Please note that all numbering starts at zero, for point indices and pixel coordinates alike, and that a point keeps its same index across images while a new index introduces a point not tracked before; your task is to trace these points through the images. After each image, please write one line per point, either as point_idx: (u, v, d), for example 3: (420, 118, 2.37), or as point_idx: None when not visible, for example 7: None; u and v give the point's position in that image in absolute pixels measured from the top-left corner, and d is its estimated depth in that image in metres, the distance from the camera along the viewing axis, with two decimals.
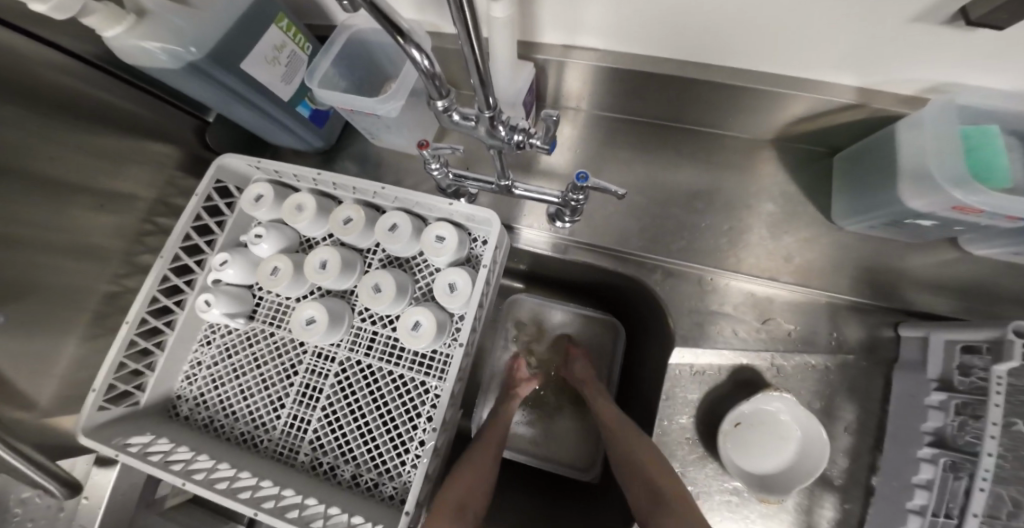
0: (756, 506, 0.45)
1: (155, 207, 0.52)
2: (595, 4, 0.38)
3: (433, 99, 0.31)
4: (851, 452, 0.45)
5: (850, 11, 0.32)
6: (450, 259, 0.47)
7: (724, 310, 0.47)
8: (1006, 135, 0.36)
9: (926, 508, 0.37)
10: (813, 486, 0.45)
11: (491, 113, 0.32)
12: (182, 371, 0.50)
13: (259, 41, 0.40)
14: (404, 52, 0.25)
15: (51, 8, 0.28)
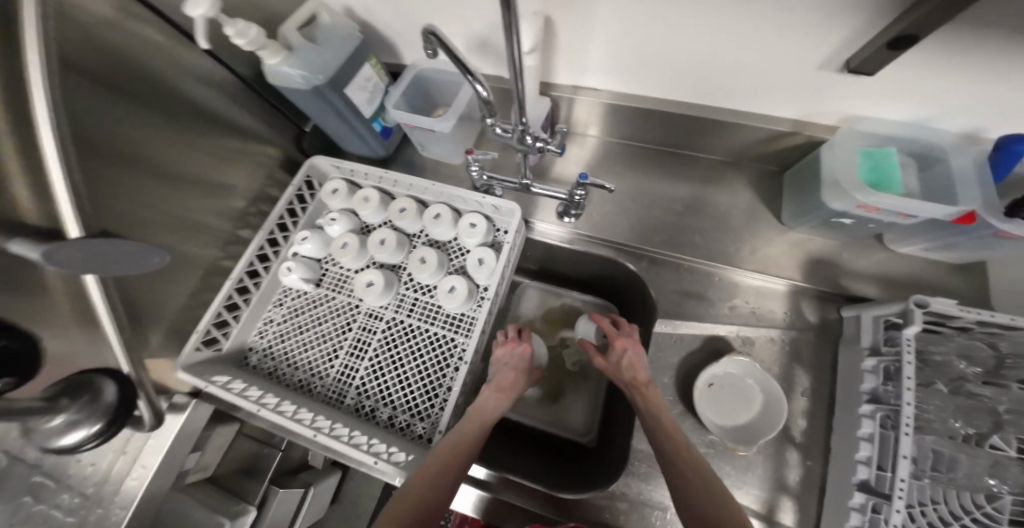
0: (729, 460, 0.51)
1: (259, 195, 0.66)
2: (596, 57, 0.54)
3: (484, 117, 0.46)
4: (810, 413, 0.52)
5: (773, 61, 0.46)
6: (479, 241, 0.60)
7: (699, 291, 0.58)
8: (904, 155, 0.49)
9: (870, 459, 0.44)
10: (777, 443, 0.52)
11: (524, 127, 0.46)
12: (255, 327, 0.61)
13: (357, 74, 0.56)
14: (471, 85, 0.41)
15: (245, 42, 0.46)
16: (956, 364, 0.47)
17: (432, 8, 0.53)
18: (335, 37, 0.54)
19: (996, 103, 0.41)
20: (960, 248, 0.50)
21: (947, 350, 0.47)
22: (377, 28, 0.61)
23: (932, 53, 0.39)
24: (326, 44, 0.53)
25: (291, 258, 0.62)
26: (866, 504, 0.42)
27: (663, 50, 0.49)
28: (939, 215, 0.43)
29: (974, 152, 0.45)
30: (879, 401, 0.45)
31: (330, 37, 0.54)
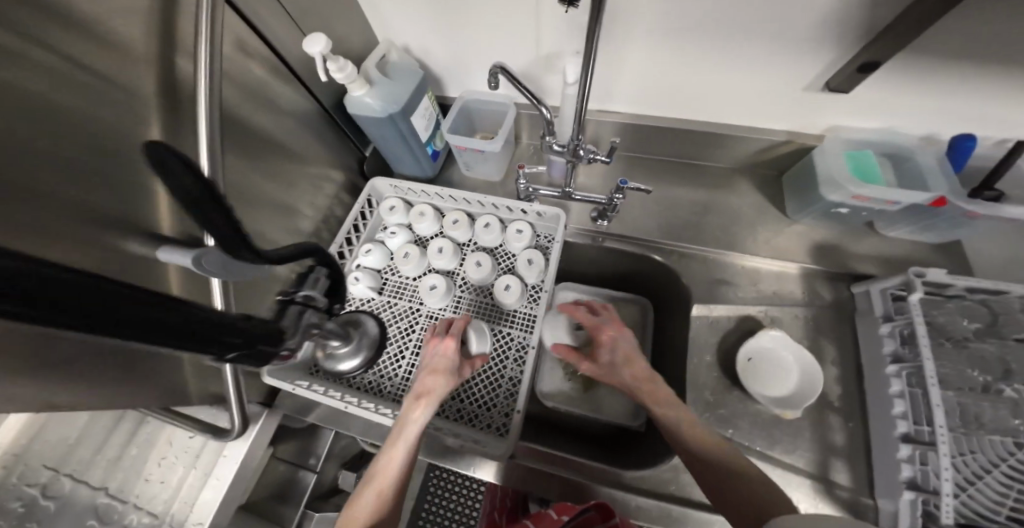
0: (782, 432, 0.56)
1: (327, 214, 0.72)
2: (621, 85, 0.65)
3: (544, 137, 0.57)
4: (840, 379, 0.58)
5: (771, 84, 0.57)
6: (526, 245, 0.67)
7: (726, 278, 0.66)
8: (880, 156, 0.60)
9: (906, 413, 0.49)
10: (818, 410, 0.57)
11: (578, 143, 0.56)
12: (325, 335, 0.65)
13: (420, 104, 0.64)
14: (539, 110, 0.52)
15: (342, 76, 0.54)
16: (961, 323, 0.52)
17: (485, 49, 0.64)
18: (401, 74, 0.63)
19: (946, 109, 0.53)
20: (943, 230, 0.59)
21: (953, 318, 0.52)
22: (431, 67, 0.72)
23: (896, 73, 0.50)
24: (395, 79, 0.62)
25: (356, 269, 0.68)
26: (914, 455, 0.46)
27: (678, 81, 0.61)
28: (914, 201, 0.53)
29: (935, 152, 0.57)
30: (901, 360, 0.51)
31: (398, 74, 0.63)
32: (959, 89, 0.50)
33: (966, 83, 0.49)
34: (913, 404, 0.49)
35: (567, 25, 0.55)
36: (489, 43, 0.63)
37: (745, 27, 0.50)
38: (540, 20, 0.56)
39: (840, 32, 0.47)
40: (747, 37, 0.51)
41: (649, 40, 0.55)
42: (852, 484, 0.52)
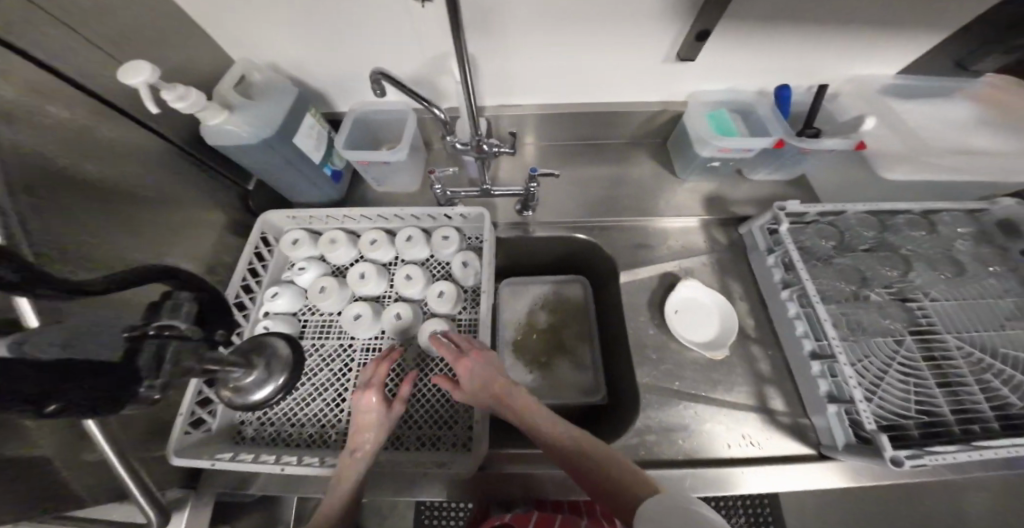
0: (719, 373, 0.61)
1: (212, 262, 0.61)
2: (513, 78, 0.66)
3: (445, 137, 0.55)
4: (751, 311, 0.65)
5: (637, 62, 0.62)
6: (455, 249, 0.65)
7: (644, 242, 0.72)
8: (733, 112, 0.69)
9: (808, 333, 0.55)
10: (741, 340, 0.63)
11: (479, 138, 0.56)
12: (243, 397, 0.58)
13: (301, 122, 0.57)
14: (432, 110, 0.50)
15: (184, 104, 0.45)
16: (823, 244, 0.61)
17: (364, 55, 0.60)
18: (267, 91, 0.55)
19: (778, 65, 0.63)
20: (793, 166, 0.70)
21: (824, 243, 0.61)
22: (308, 81, 0.65)
23: (729, 42, 0.58)
24: (261, 98, 0.54)
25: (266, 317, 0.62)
26: (824, 369, 0.52)
27: (561, 68, 0.64)
28: (762, 146, 0.61)
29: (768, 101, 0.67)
30: (789, 284, 0.59)
31: (263, 91, 0.55)
32: (777, 48, 0.60)
33: (781, 41, 0.59)
34: (810, 322, 0.55)
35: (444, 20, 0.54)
36: (368, 49, 0.59)
37: (607, 10, 0.53)
38: (415, 18, 0.54)
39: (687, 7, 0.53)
40: (613, 19, 0.55)
41: (528, 31, 0.57)
42: (788, 408, 0.57)
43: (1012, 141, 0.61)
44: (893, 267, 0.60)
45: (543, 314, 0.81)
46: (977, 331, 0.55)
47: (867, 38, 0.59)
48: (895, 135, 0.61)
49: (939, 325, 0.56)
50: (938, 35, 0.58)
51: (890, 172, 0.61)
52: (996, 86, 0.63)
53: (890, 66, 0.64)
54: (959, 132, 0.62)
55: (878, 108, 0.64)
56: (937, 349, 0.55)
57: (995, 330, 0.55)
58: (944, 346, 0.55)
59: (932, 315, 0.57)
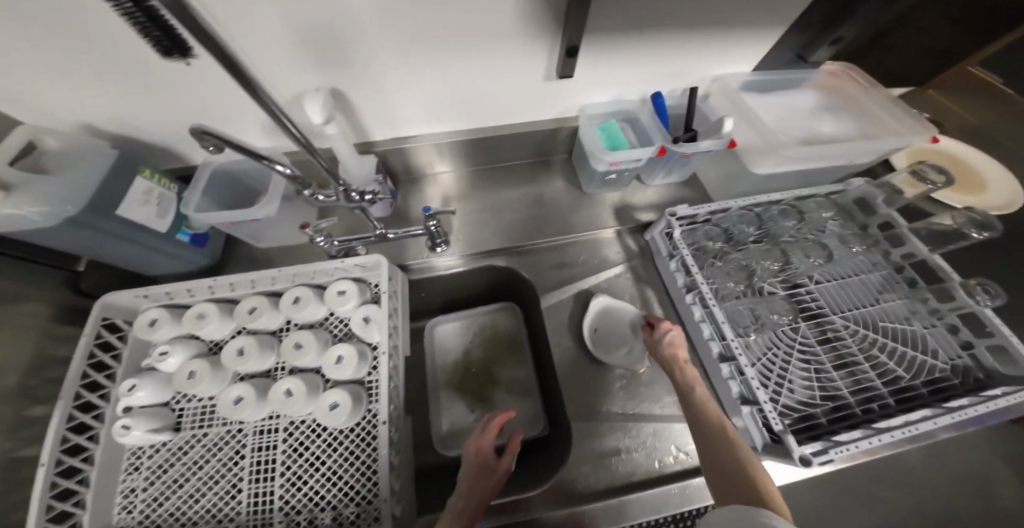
0: (644, 387, 0.61)
1: (34, 368, 0.49)
2: (394, 110, 0.60)
3: (300, 192, 0.45)
4: (667, 317, 0.66)
5: (520, 81, 0.60)
6: (355, 304, 0.56)
7: (560, 262, 0.70)
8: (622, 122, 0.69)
9: (714, 335, 0.56)
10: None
11: (344, 187, 0.46)
12: (116, 504, 0.50)
13: (129, 189, 0.48)
14: (269, 168, 0.40)
15: None
16: (716, 244, 0.64)
17: (198, 103, 0.51)
18: (70, 157, 0.45)
19: (656, 71, 0.64)
20: (687, 169, 0.71)
21: (719, 243, 0.64)
22: (136, 138, 0.54)
23: (601, 55, 0.58)
24: (61, 167, 0.44)
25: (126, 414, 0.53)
26: (732, 370, 0.53)
27: (435, 93, 0.59)
28: (646, 155, 0.62)
29: (648, 109, 0.68)
30: (692, 288, 0.59)
31: (64, 158, 0.45)
32: (643, 55, 0.60)
33: (648, 48, 0.58)
34: (713, 324, 0.56)
35: (283, 57, 0.47)
36: (197, 96, 0.50)
37: (462, 30, 0.49)
38: (244, 54, 0.46)
39: (551, 29, 0.52)
40: (476, 43, 0.52)
41: (383, 58, 0.51)
42: None
43: (849, 124, 0.67)
44: (772, 261, 0.63)
45: (473, 349, 0.76)
46: (859, 309, 0.62)
47: (720, 40, 0.60)
48: (753, 128, 0.61)
49: (826, 307, 0.63)
50: (773, 35, 0.62)
51: (757, 165, 0.60)
52: (833, 79, 0.71)
53: (743, 64, 0.67)
54: (808, 122, 0.66)
55: (735, 109, 0.65)
56: (830, 331, 0.61)
57: (873, 306, 0.62)
58: (835, 328, 0.61)
59: (820, 298, 0.63)
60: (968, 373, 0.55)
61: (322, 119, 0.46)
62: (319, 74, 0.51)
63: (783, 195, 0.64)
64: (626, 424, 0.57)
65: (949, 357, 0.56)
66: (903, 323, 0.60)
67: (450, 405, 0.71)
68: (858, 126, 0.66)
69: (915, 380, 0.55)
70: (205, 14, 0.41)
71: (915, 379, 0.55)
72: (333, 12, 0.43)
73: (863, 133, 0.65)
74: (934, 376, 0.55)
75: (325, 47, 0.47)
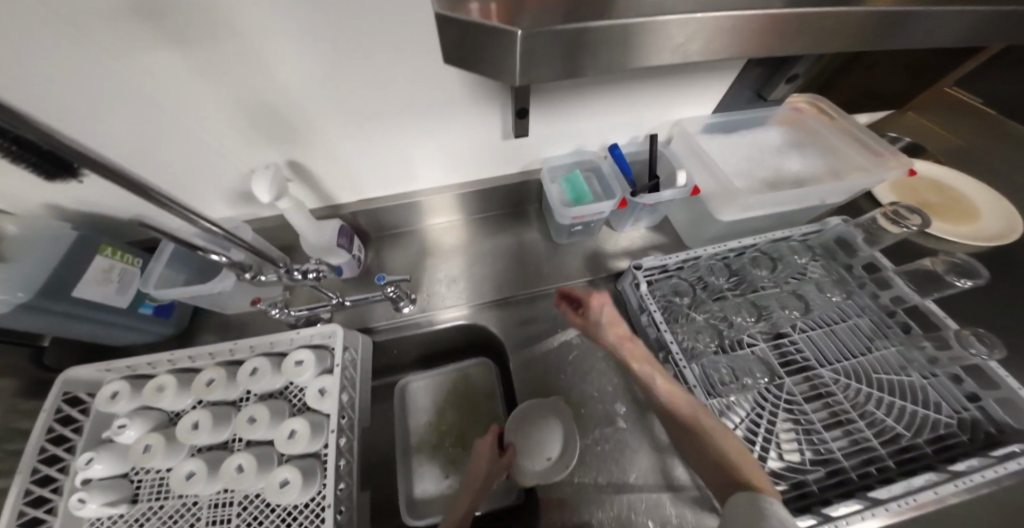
0: (618, 454, 0.56)
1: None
2: (356, 174, 0.61)
3: (241, 275, 0.44)
4: (643, 373, 0.62)
5: (477, 139, 0.61)
6: (314, 373, 0.57)
7: (532, 317, 0.68)
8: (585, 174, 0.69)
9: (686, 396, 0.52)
10: (639, 409, 0.59)
11: (286, 267, 0.46)
12: None
13: (86, 269, 0.50)
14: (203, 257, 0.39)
15: None
16: (687, 295, 0.61)
17: (155, 179, 0.52)
18: (30, 244, 0.47)
19: (615, 122, 0.64)
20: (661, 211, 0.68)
21: (689, 293, 0.61)
22: (105, 215, 0.56)
23: (554, 112, 0.59)
24: (18, 254, 0.46)
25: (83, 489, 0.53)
26: None
27: (387, 154, 0.59)
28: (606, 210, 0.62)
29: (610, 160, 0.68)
30: (663, 345, 0.56)
31: (23, 246, 0.47)
32: (593, 106, 0.60)
33: (601, 102, 0.59)
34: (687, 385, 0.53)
35: (232, 131, 0.49)
36: (154, 174, 0.51)
37: (404, 95, 0.50)
38: (194, 133, 0.48)
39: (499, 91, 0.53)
40: (421, 107, 0.53)
41: (331, 126, 0.52)
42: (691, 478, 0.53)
43: (815, 162, 0.63)
44: (747, 316, 0.60)
45: (447, 408, 0.73)
46: (847, 358, 0.57)
47: (672, 89, 0.60)
48: (712, 174, 0.58)
49: (813, 358, 0.58)
50: (727, 77, 0.61)
51: (720, 211, 0.58)
52: (794, 113, 0.70)
53: (704, 106, 0.66)
54: (772, 161, 0.63)
55: (693, 152, 0.63)
56: (818, 383, 0.56)
57: (862, 355, 0.57)
58: (824, 381, 0.56)
59: (804, 348, 0.59)
60: (976, 427, 0.50)
61: (269, 197, 0.47)
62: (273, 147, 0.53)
63: (756, 240, 0.62)
64: (597, 497, 0.53)
65: (954, 410, 0.51)
66: (898, 374, 0.55)
67: (423, 469, 0.67)
68: (825, 164, 0.63)
69: (917, 437, 0.50)
70: (147, 99, 0.43)
71: (918, 437, 0.49)
72: (270, 88, 0.45)
73: (831, 172, 0.61)
74: (937, 432, 0.50)
75: (271, 120, 0.49)
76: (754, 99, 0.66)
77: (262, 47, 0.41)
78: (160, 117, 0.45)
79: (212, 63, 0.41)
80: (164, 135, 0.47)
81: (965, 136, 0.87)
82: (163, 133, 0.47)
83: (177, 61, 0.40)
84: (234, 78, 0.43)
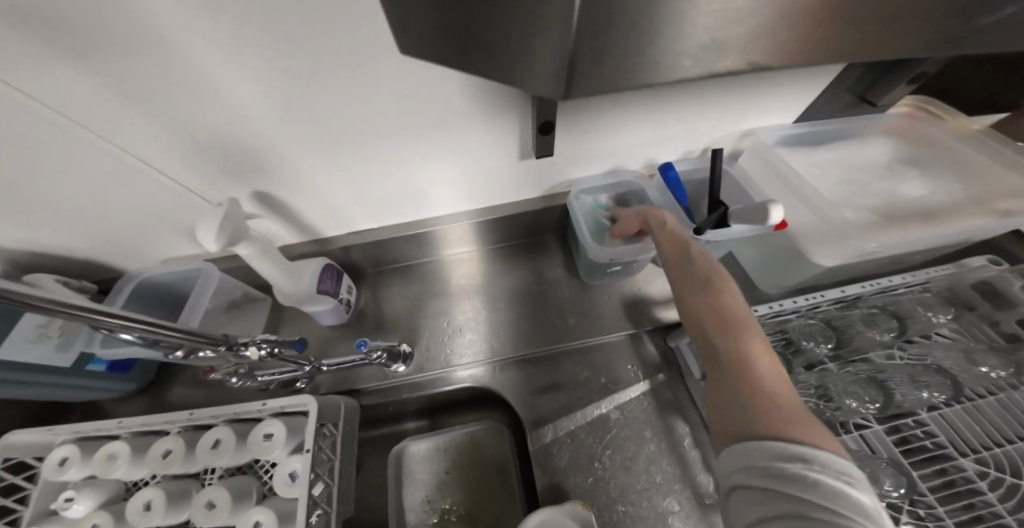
0: None
1: None
2: (343, 203, 0.51)
3: (170, 353, 0.34)
4: (706, 464, 0.47)
5: (488, 160, 0.49)
6: (286, 450, 0.46)
7: (557, 382, 0.54)
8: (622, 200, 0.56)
9: None
10: (700, 509, 0.44)
11: (226, 345, 0.37)
12: None
13: (15, 328, 0.41)
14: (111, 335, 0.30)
15: None
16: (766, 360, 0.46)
17: (100, 217, 0.44)
18: None
19: (664, 135, 0.51)
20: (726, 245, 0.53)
21: None
22: (55, 257, 0.48)
23: (584, 126, 0.47)
24: None
25: None
26: None
27: (377, 180, 0.49)
28: (646, 252, 0.50)
29: (656, 185, 0.55)
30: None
31: None
32: (638, 116, 0.47)
33: (647, 112, 0.46)
34: None
35: (181, 158, 0.40)
36: (98, 209, 0.43)
37: (389, 109, 0.40)
38: (131, 161, 0.39)
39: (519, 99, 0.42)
40: (412, 121, 0.42)
41: (298, 149, 0.42)
42: None
43: (942, 184, 0.48)
44: (870, 400, 0.43)
45: (454, 479, 0.60)
46: (1000, 445, 0.40)
47: (745, 94, 0.46)
48: (809, 207, 0.44)
49: (948, 444, 0.42)
50: (824, 78, 0.46)
51: (820, 257, 0.43)
52: (900, 119, 0.53)
53: (785, 115, 0.51)
54: (882, 184, 0.48)
55: (772, 174, 0.48)
56: (957, 476, 0.40)
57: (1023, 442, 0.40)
58: (966, 475, 0.40)
59: (932, 428, 0.43)
60: None
61: (218, 245, 0.36)
62: (234, 176, 0.44)
63: (863, 288, 0.47)
64: None
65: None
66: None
67: None
68: (961, 188, 0.47)
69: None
70: (59, 128, 0.34)
71: None
72: (214, 108, 0.36)
73: (971, 197, 0.46)
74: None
75: (225, 146, 0.40)
76: (854, 104, 0.51)
77: (188, 54, 0.31)
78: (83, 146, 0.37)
79: (124, 80, 0.32)
80: (94, 167, 0.39)
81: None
82: (94, 164, 0.38)
83: (81, 77, 0.31)
84: (162, 99, 0.34)
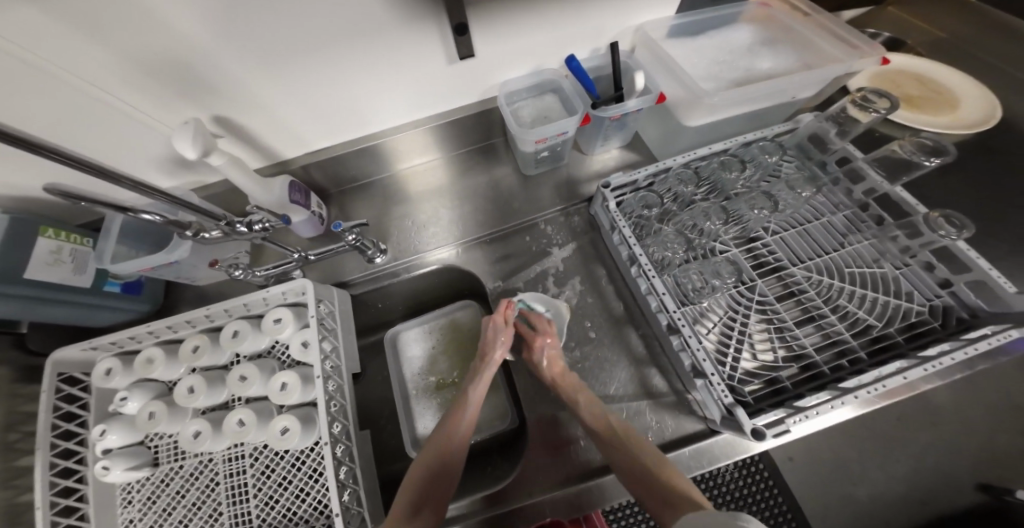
0: (599, 371, 0.59)
1: (13, 420, 0.53)
2: (298, 122, 0.58)
3: (183, 232, 0.45)
4: (617, 294, 0.63)
5: (420, 67, 0.56)
6: (295, 329, 0.58)
7: (508, 253, 0.68)
8: (548, 94, 0.64)
9: (657, 305, 0.53)
10: (615, 327, 0.61)
11: (225, 221, 0.47)
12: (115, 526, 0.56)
13: (33, 253, 0.49)
14: (137, 218, 0.39)
15: None
16: (647, 217, 0.61)
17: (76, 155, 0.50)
18: None
19: (569, 33, 0.59)
20: (627, 128, 0.66)
21: (655, 206, 0.61)
22: (37, 196, 0.54)
23: (496, 29, 0.54)
24: None
25: (105, 457, 0.57)
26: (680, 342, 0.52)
27: (319, 98, 0.56)
28: (572, 125, 0.58)
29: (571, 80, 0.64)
30: (635, 261, 0.57)
31: None
32: (539, 17, 0.54)
33: (549, 11, 0.54)
34: (658, 296, 0.53)
35: (139, 88, 0.46)
36: (71, 143, 0.49)
37: (321, 28, 0.46)
38: (91, 94, 0.45)
39: (431, 6, 0.48)
40: (343, 35, 0.48)
41: (243, 77, 0.49)
42: (666, 383, 0.57)
43: (787, 56, 0.59)
44: (716, 220, 0.59)
45: (440, 349, 0.76)
46: (820, 256, 0.58)
47: None
48: (679, 82, 0.55)
49: (786, 259, 0.59)
50: None
51: (690, 118, 0.56)
52: (762, 5, 0.63)
53: (667, 7, 0.60)
54: (744, 60, 0.59)
55: (658, 59, 0.58)
56: (790, 282, 0.58)
57: (834, 251, 0.58)
58: (796, 280, 0.57)
59: (775, 248, 0.60)
60: (949, 313, 0.50)
61: (197, 153, 0.44)
62: (188, 101, 0.50)
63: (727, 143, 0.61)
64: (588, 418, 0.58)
65: (926, 299, 0.52)
66: (870, 267, 0.56)
67: (423, 408, 0.72)
68: (802, 59, 0.59)
69: (888, 327, 0.51)
70: (25, 67, 0.40)
71: (888, 327, 0.51)
72: (158, 38, 0.41)
73: (806, 65, 0.58)
74: (909, 321, 0.51)
75: (178, 72, 0.46)
76: None
77: None
78: (49, 85, 0.42)
79: (73, 12, 0.37)
80: (61, 102, 0.44)
81: (944, 24, 0.81)
82: (61, 101, 0.44)
83: (40, 15, 0.36)
84: (114, 31, 0.40)
